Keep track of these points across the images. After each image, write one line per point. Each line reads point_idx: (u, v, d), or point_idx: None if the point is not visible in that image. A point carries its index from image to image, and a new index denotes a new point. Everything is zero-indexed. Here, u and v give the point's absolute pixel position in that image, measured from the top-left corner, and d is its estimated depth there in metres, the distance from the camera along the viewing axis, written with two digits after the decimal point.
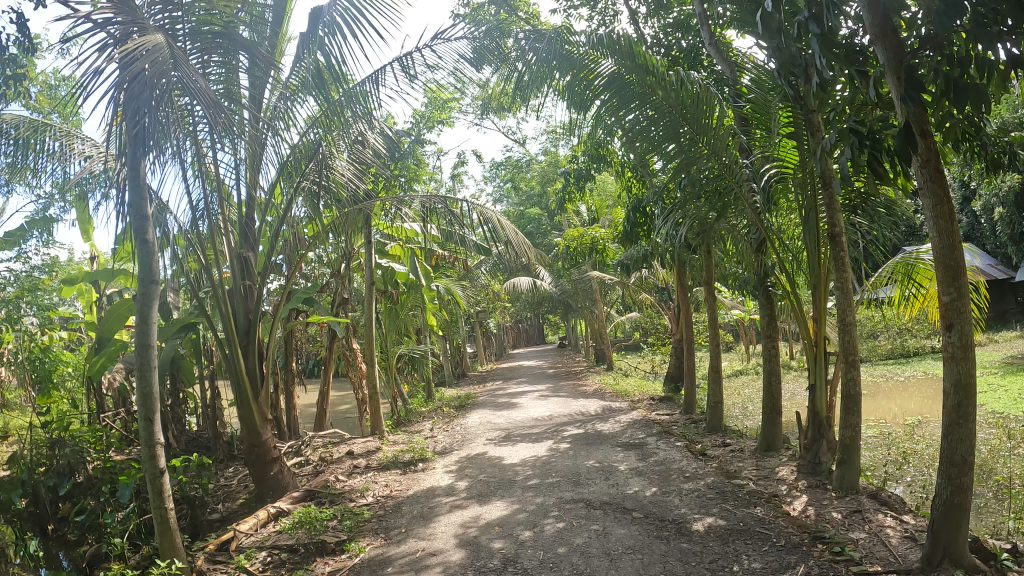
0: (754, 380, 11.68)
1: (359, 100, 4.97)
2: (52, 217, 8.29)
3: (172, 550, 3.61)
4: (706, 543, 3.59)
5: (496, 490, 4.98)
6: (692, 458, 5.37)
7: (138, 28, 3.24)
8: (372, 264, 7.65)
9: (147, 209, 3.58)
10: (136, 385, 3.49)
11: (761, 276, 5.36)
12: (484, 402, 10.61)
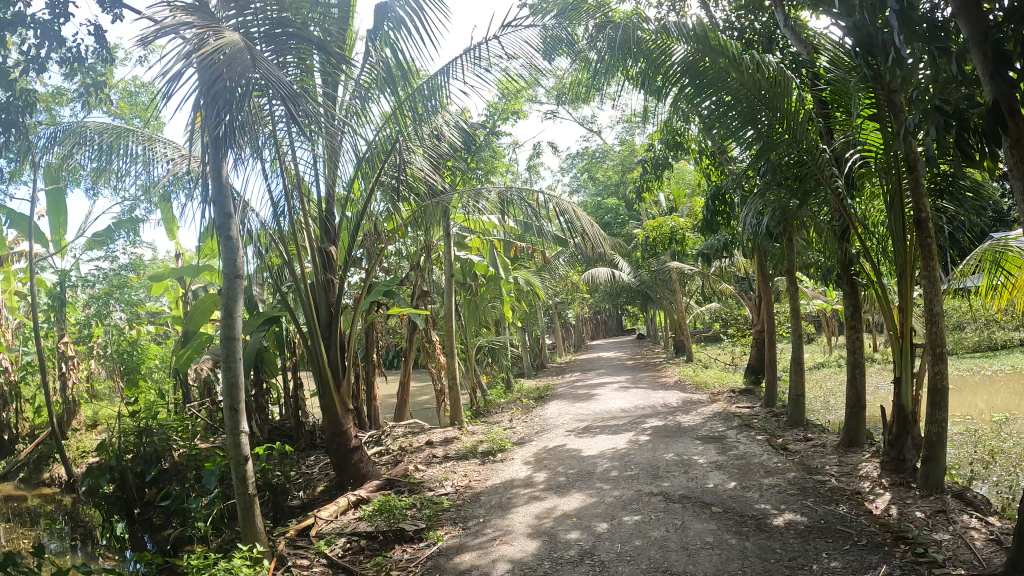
0: (836, 373, 11.27)
1: (432, 92, 4.97)
2: (138, 218, 8.68)
3: (253, 534, 3.74)
4: (785, 540, 3.49)
5: (574, 482, 4.95)
6: (774, 453, 5.22)
7: (214, 32, 3.30)
8: (451, 257, 7.69)
9: (231, 207, 3.69)
10: (222, 376, 3.61)
11: (845, 264, 5.14)
12: (562, 394, 10.58)
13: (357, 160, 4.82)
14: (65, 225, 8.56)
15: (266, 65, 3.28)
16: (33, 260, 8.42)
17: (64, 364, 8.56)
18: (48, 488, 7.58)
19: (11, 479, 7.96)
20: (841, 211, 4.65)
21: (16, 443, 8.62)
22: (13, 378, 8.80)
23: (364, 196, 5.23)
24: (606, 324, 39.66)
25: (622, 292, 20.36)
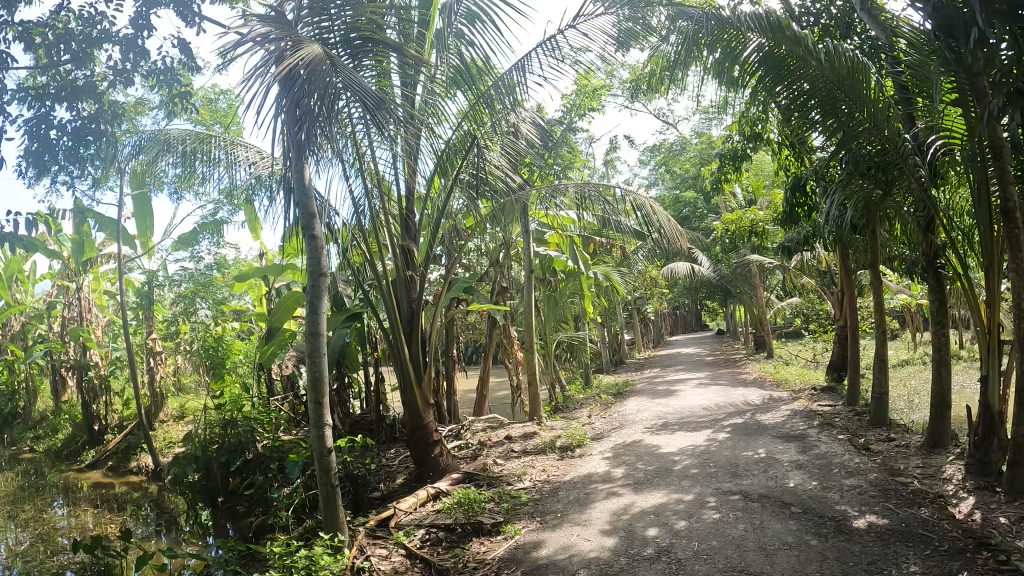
0: (921, 371, 10.76)
1: (507, 91, 4.96)
2: (220, 219, 8.97)
3: (335, 524, 3.89)
4: (865, 543, 3.37)
5: (652, 479, 4.89)
6: (856, 454, 5.04)
7: (294, 41, 3.42)
8: (531, 253, 7.63)
9: (314, 206, 3.83)
10: (307, 370, 3.75)
11: (930, 257, 4.86)
12: (640, 390, 10.39)
13: (436, 158, 4.88)
14: (152, 227, 8.93)
15: (346, 71, 3.37)
16: (123, 262, 8.84)
17: (152, 358, 8.93)
18: (135, 476, 7.94)
19: (102, 467, 8.40)
20: (927, 200, 4.47)
21: (106, 433, 9.08)
22: (104, 372, 9.26)
23: (443, 194, 5.28)
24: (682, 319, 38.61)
25: (700, 286, 19.83)
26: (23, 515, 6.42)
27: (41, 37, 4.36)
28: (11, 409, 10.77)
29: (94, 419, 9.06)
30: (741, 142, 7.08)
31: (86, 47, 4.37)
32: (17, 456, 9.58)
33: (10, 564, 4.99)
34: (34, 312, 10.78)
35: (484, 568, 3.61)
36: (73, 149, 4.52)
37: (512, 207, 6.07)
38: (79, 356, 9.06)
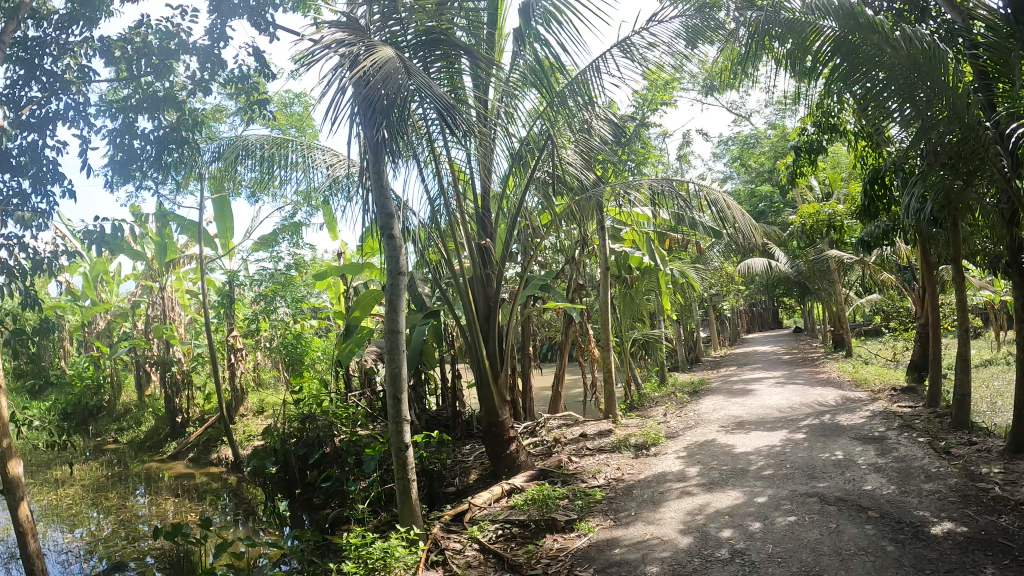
0: (1010, 373, 10.14)
1: (580, 88, 4.88)
2: (298, 221, 9.16)
3: (410, 517, 4.03)
4: (943, 550, 3.25)
5: (727, 479, 4.82)
6: (939, 457, 4.85)
7: (365, 46, 3.43)
8: (607, 250, 7.41)
9: (391, 208, 3.93)
10: (386, 366, 3.89)
11: (1015, 250, 4.67)
12: (715, 388, 9.95)
13: (509, 159, 4.83)
14: (233, 229, 9.20)
15: (419, 76, 3.39)
16: (205, 263, 9.14)
17: (232, 354, 9.02)
18: (215, 467, 8.21)
19: (184, 458, 8.72)
20: (1010, 190, 4.27)
21: (188, 425, 9.42)
22: (186, 367, 9.70)
23: (518, 193, 5.25)
24: (761, 317, 36.53)
25: (777, 283, 19.12)
26: (108, 502, 6.75)
27: (121, 51, 5.06)
28: (98, 402, 11.07)
29: (177, 412, 9.41)
30: (816, 134, 6.57)
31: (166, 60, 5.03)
32: (105, 446, 10.07)
33: (95, 548, 5.30)
34: (120, 310, 11.29)
35: (557, 565, 3.67)
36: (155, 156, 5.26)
37: (585, 206, 5.95)
38: (163, 353, 9.43)
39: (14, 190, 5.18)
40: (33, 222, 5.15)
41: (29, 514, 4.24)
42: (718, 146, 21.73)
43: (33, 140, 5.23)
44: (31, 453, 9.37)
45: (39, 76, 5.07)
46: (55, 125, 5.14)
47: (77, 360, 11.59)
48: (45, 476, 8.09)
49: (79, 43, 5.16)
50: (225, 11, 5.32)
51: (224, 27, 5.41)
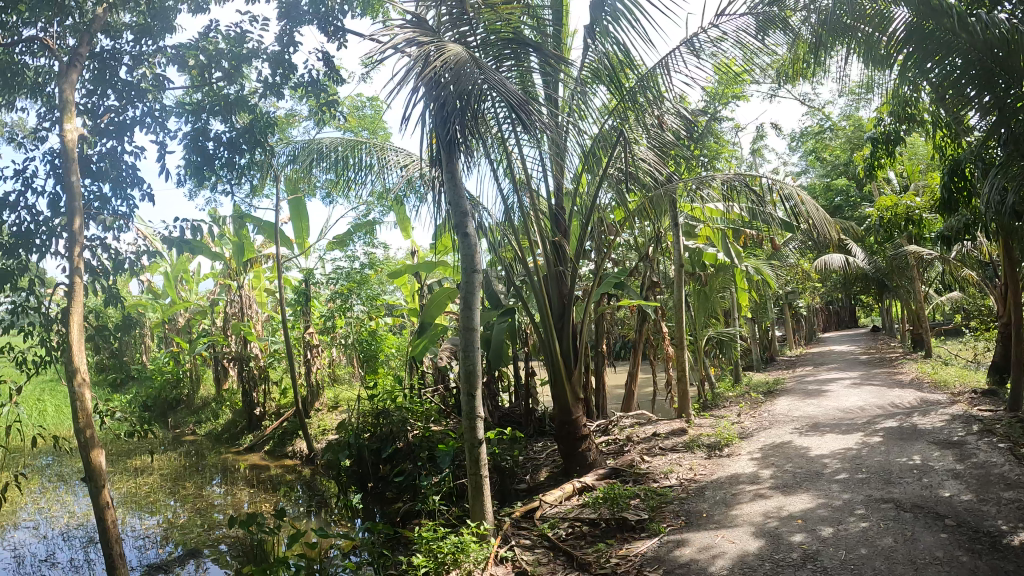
0: None
1: (649, 83, 4.85)
2: (372, 220, 9.31)
3: (481, 514, 4.14)
4: (1022, 563, 3.17)
5: (801, 482, 4.74)
6: (1021, 463, 4.58)
7: (436, 46, 3.52)
8: (681, 247, 7.21)
9: (465, 206, 4.06)
10: (462, 363, 4.01)
11: None
12: (789, 388, 9.40)
13: (581, 158, 4.80)
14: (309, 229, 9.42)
15: (490, 73, 3.48)
16: (282, 263, 9.40)
17: (309, 351, 9.50)
18: (290, 460, 8.44)
19: (260, 450, 9.01)
20: None
21: (264, 419, 9.70)
22: (262, 362, 9.77)
23: (592, 190, 5.23)
24: (839, 316, 34.25)
25: (856, 280, 18.17)
26: (185, 491, 7.04)
27: (194, 60, 5.36)
28: (177, 395, 11.52)
29: (254, 405, 9.71)
30: (893, 125, 6.24)
31: (238, 64, 5.39)
32: (183, 437, 10.45)
33: (171, 535, 5.59)
34: (199, 307, 11.68)
35: (626, 565, 3.82)
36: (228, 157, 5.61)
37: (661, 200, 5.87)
38: (240, 348, 9.70)
39: (96, 194, 5.46)
40: (114, 224, 5.43)
41: (110, 500, 4.45)
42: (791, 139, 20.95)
43: (112, 146, 5.51)
44: (114, 443, 9.74)
45: (116, 84, 5.45)
46: (133, 131, 5.43)
47: (159, 355, 12.08)
48: (126, 465, 8.43)
49: (153, 52, 5.43)
50: (294, 17, 5.56)
51: (293, 32, 5.60)
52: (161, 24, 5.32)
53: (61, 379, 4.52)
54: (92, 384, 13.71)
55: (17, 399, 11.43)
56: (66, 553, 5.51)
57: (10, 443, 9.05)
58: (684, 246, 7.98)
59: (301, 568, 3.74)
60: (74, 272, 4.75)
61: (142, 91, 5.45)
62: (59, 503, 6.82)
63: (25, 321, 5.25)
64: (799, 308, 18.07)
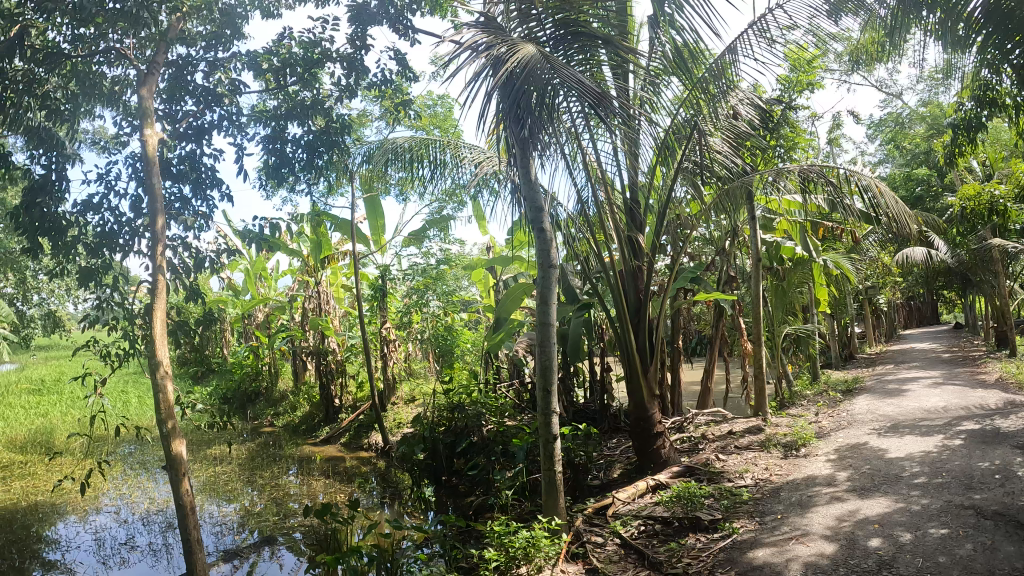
0: None
1: (721, 72, 4.75)
2: (447, 216, 9.43)
3: (553, 508, 4.33)
4: None
5: (879, 485, 4.62)
6: None
7: (508, 44, 3.61)
8: (758, 241, 7.00)
9: (540, 201, 4.17)
10: (539, 357, 4.17)
11: None
12: (869, 387, 9.00)
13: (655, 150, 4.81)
14: (384, 226, 9.59)
15: (563, 68, 3.58)
16: (359, 259, 9.60)
17: (385, 346, 9.67)
18: (365, 452, 8.66)
19: (336, 443, 9.26)
20: None
21: (341, 412, 9.97)
22: (340, 356, 10.13)
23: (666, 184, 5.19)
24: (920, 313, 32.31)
25: (938, 274, 17.24)
26: (263, 480, 7.31)
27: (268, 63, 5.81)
28: (255, 387, 11.89)
29: (332, 398, 10.00)
30: (973, 110, 5.93)
31: (310, 70, 5.75)
32: (262, 428, 10.78)
33: (246, 523, 5.84)
34: (277, 303, 11.97)
35: (698, 565, 3.83)
36: (307, 159, 5.97)
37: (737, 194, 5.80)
38: (318, 343, 10.02)
39: (177, 195, 5.82)
40: (193, 223, 5.70)
41: (189, 488, 4.63)
42: (868, 126, 20.08)
43: (192, 149, 5.90)
44: (195, 432, 10.12)
45: (193, 90, 5.79)
46: (210, 134, 5.83)
47: (239, 349, 12.50)
48: (205, 454, 8.78)
49: (227, 58, 5.81)
50: (364, 20, 5.81)
51: (364, 35, 5.86)
52: (231, 31, 5.74)
53: (145, 372, 4.73)
54: (176, 377, 14.32)
55: (105, 390, 12.08)
56: (145, 537, 5.81)
57: (95, 431, 9.56)
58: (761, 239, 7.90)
59: (375, 558, 4.00)
60: (158, 270, 4.98)
61: (220, 95, 5.82)
62: (140, 489, 7.16)
63: (110, 316, 5.58)
64: (880, 304, 17.20)
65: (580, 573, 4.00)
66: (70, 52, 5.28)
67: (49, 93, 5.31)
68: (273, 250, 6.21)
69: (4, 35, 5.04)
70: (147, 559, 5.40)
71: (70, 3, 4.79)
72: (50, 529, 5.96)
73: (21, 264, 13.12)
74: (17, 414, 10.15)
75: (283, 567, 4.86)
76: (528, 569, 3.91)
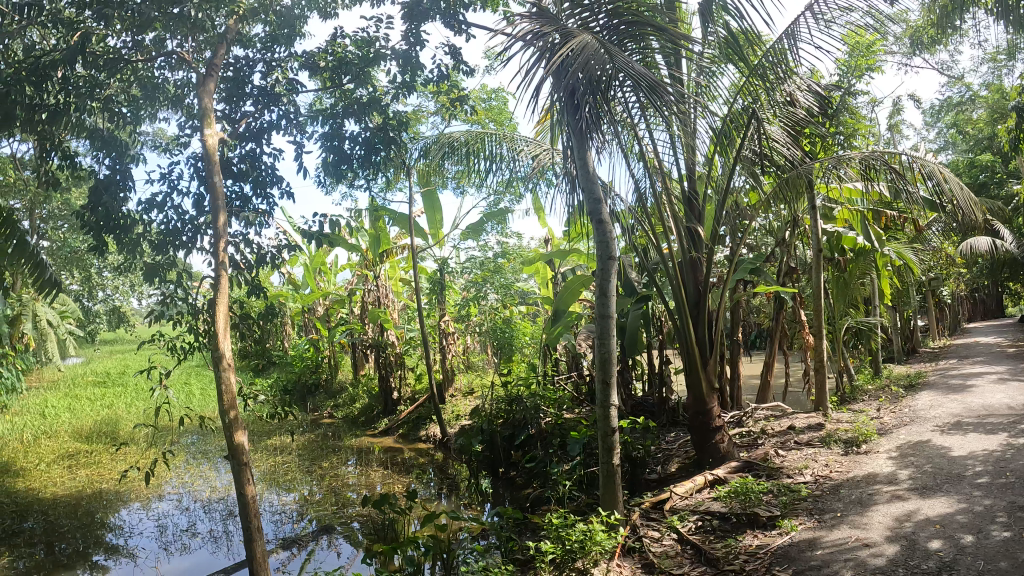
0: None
1: (778, 57, 4.64)
2: (504, 209, 9.48)
3: (612, 502, 4.35)
4: None
5: (942, 485, 4.46)
6: None
7: (560, 35, 3.66)
8: (820, 231, 6.80)
9: (598, 193, 4.16)
10: (598, 350, 4.16)
11: None
12: (934, 381, 8.70)
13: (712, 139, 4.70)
14: (442, 220, 9.67)
15: (617, 56, 3.57)
16: (418, 253, 9.72)
17: (444, 338, 9.76)
18: (423, 444, 8.78)
19: (394, 433, 9.40)
20: None
21: (399, 404, 10.11)
22: (399, 349, 10.27)
23: (725, 174, 5.11)
24: (987, 305, 30.59)
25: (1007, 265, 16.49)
26: (321, 471, 7.48)
27: (325, 62, 5.94)
28: (315, 380, 12.11)
29: (391, 390, 10.16)
30: None
31: (365, 67, 5.87)
32: (321, 419, 11.02)
33: (305, 512, 6.00)
34: (336, 297, 12.13)
35: (755, 562, 3.78)
36: (364, 155, 6.09)
37: (796, 181, 5.66)
38: (377, 336, 10.20)
39: (238, 194, 6.01)
40: (255, 220, 5.88)
41: (251, 477, 4.78)
42: (929, 112, 19.33)
43: (251, 148, 6.09)
44: (256, 423, 10.41)
45: (251, 91, 5.98)
46: (269, 134, 6.00)
47: (299, 342, 12.78)
48: (265, 444, 9.01)
49: (284, 59, 5.97)
50: (419, 16, 5.88)
51: (418, 31, 5.94)
52: (288, 30, 5.93)
53: (209, 364, 4.88)
54: (238, 369, 14.76)
55: (169, 383, 12.54)
56: (206, 525, 6.02)
57: (160, 422, 9.94)
58: (823, 229, 7.69)
59: (431, 548, 4.08)
60: (220, 265, 5.13)
61: (278, 95, 5.99)
62: (202, 478, 7.41)
63: (174, 311, 5.80)
64: (944, 297, 16.56)
65: (636, 568, 4.01)
66: (130, 57, 5.45)
67: (111, 98, 5.52)
68: (333, 245, 6.33)
69: (68, 43, 5.24)
70: (208, 546, 5.59)
71: (130, 11, 4.94)
72: (115, 515, 6.21)
73: (88, 262, 13.72)
74: (85, 405, 10.63)
75: (340, 556, 4.98)
76: (586, 563, 3.92)
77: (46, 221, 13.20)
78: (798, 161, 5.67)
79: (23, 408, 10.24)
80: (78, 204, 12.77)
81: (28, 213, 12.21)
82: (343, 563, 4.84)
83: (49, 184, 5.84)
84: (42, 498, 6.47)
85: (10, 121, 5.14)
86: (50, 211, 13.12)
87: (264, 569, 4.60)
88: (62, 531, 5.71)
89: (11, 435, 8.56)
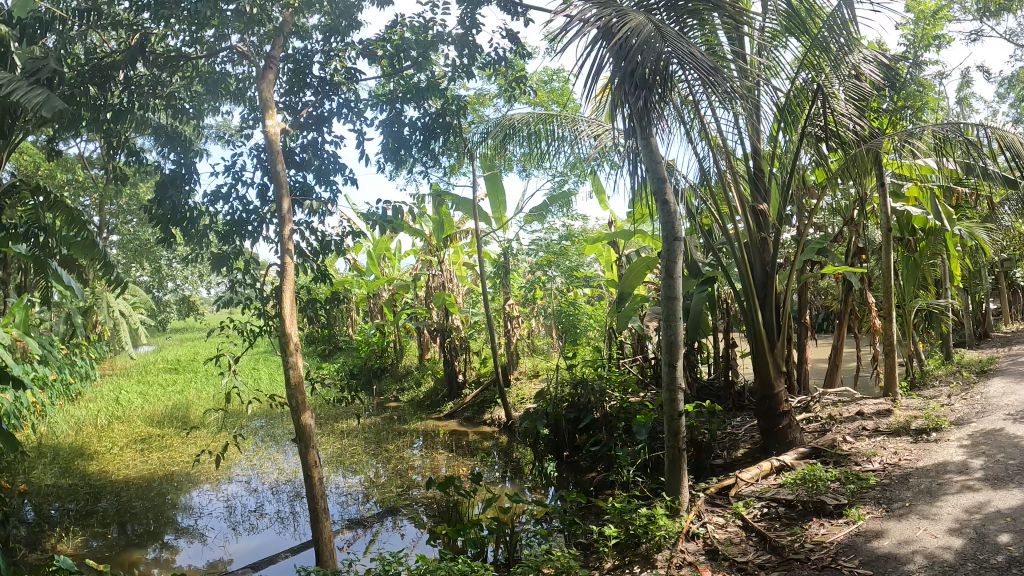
0: None
1: (843, 28, 4.42)
2: (567, 191, 9.46)
3: (676, 487, 4.32)
4: None
5: (1016, 475, 4.26)
6: None
7: (617, 14, 3.59)
8: (889, 208, 6.51)
9: (662, 172, 4.12)
10: (664, 332, 4.13)
11: None
12: (1013, 366, 8.28)
13: (776, 115, 4.61)
14: (505, 204, 9.70)
15: (675, 38, 3.52)
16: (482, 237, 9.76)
17: (510, 321, 9.90)
18: (487, 427, 8.90)
19: (458, 417, 9.54)
20: None
21: (464, 387, 10.21)
22: (464, 333, 10.39)
23: (791, 151, 4.98)
24: None
25: None
26: (387, 453, 7.67)
27: (383, 50, 6.02)
28: (381, 364, 12.33)
29: (456, 374, 10.26)
30: None
31: (424, 52, 5.91)
32: (387, 403, 11.25)
33: (370, 494, 6.16)
34: (401, 282, 12.31)
35: (821, 551, 3.70)
36: (423, 141, 6.17)
37: (864, 158, 5.44)
38: (442, 320, 10.34)
39: (301, 183, 6.17)
40: (318, 210, 6.04)
41: (316, 459, 4.92)
42: (1002, 85, 18.27)
43: (313, 137, 6.23)
44: (323, 406, 10.71)
45: (312, 82, 6.13)
46: (330, 122, 6.12)
47: (365, 328, 13.05)
48: (331, 427, 9.25)
49: (342, 48, 6.08)
50: (475, 1, 5.88)
51: (474, 14, 5.94)
52: (347, 20, 6.03)
53: (277, 349, 5.04)
54: (306, 355, 15.18)
55: (237, 369, 12.97)
56: (273, 506, 6.25)
57: (228, 407, 10.32)
58: (891, 208, 7.39)
59: (493, 531, 4.17)
60: (285, 253, 5.27)
61: (338, 84, 6.13)
62: (269, 461, 7.67)
63: (242, 299, 6.01)
64: (1017, 279, 15.80)
65: (699, 554, 3.98)
66: (190, 54, 5.58)
67: (173, 94, 5.70)
68: (397, 232, 6.47)
69: (129, 45, 5.41)
70: (275, 526, 5.81)
71: (187, 11, 5.09)
72: (185, 496, 6.48)
73: (155, 254, 14.25)
74: (157, 391, 11.12)
75: (404, 537, 5.09)
76: (650, 548, 3.96)
77: (116, 215, 13.78)
78: (865, 137, 5.46)
79: (98, 394, 10.75)
80: (145, 199, 13.21)
81: (98, 209, 12.72)
82: (407, 545, 4.96)
83: (118, 181, 6.08)
84: (115, 480, 6.79)
85: (77, 120, 5.37)
86: (119, 206, 13.63)
87: (327, 548, 4.74)
88: (133, 511, 5.98)
89: (88, 420, 9.02)
